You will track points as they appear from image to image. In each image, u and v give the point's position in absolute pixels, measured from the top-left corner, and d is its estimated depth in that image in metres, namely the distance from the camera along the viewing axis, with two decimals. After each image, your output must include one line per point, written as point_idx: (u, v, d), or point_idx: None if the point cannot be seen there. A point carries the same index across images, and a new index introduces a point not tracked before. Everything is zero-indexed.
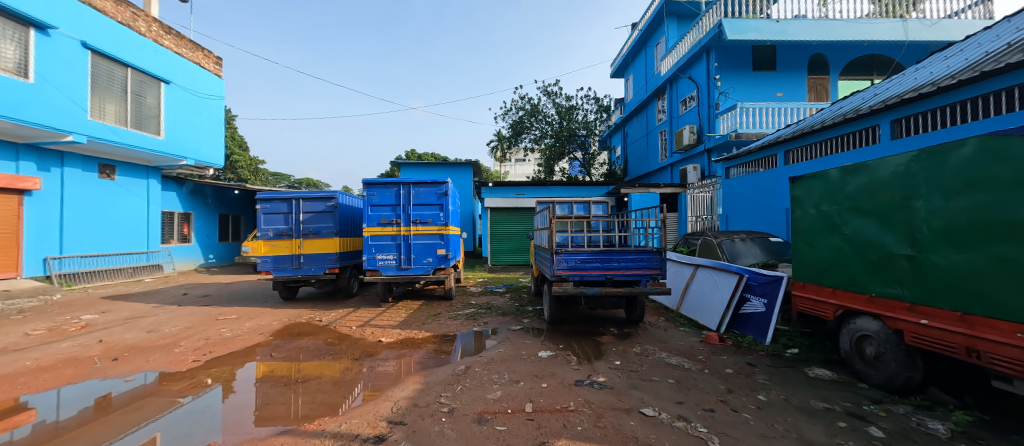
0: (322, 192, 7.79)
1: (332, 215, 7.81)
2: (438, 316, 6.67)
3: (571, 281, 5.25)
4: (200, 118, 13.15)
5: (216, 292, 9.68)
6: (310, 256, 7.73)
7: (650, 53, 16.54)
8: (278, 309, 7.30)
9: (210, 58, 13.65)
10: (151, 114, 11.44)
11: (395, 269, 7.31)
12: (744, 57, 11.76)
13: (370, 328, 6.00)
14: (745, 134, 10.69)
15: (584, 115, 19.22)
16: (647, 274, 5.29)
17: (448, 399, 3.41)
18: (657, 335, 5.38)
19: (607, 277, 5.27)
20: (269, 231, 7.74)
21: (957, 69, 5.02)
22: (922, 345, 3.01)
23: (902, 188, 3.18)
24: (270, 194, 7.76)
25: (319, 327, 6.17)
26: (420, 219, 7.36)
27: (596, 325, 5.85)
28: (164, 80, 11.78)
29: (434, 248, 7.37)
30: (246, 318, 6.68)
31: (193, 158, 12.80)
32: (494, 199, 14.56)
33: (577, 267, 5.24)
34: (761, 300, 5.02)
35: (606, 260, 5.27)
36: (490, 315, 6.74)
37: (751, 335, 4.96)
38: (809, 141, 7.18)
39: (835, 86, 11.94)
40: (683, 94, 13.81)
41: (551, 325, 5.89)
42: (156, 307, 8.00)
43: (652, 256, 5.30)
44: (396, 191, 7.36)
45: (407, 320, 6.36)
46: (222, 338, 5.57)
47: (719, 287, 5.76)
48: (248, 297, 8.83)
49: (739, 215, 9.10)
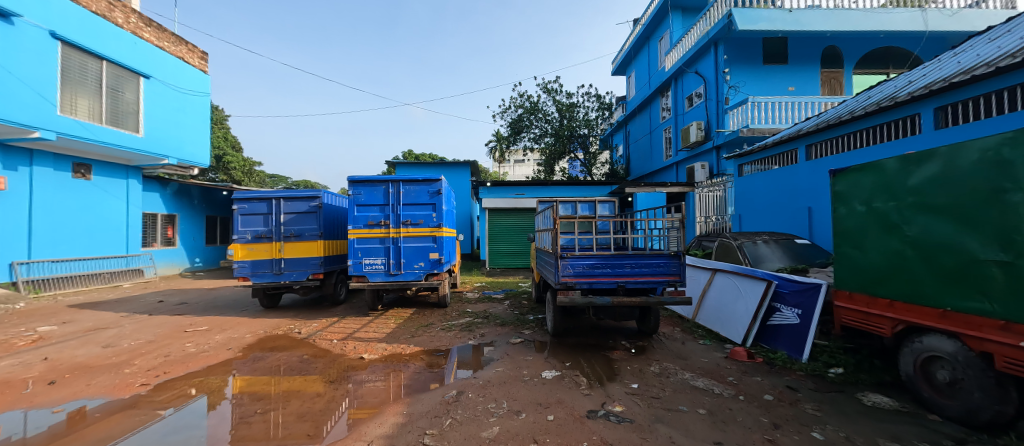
0: (305, 191, 7.18)
1: (316, 216, 7.20)
2: (430, 327, 6.03)
3: (579, 290, 4.62)
4: (183, 115, 12.53)
5: (194, 300, 9.03)
6: (292, 261, 7.11)
7: (654, 48, 16.00)
8: (256, 319, 6.66)
9: (194, 52, 13.05)
10: (129, 110, 10.81)
11: (383, 274, 6.69)
12: (754, 49, 11.21)
13: (353, 342, 5.35)
14: (757, 129, 10.12)
15: (585, 113, 18.64)
16: (665, 281, 4.66)
17: (434, 438, 2.78)
18: (675, 350, 4.76)
19: (619, 285, 4.64)
20: (247, 234, 7.11)
21: (1013, 49, 4.45)
22: (1020, 373, 2.41)
23: (991, 178, 2.59)
24: (248, 193, 7.15)
25: (296, 340, 5.51)
26: (411, 220, 6.75)
27: (605, 337, 5.25)
28: (143, 75, 11.18)
29: (426, 252, 6.76)
30: (218, 330, 6.03)
31: (175, 157, 12.18)
32: (492, 199, 13.95)
33: (585, 273, 4.60)
34: (794, 311, 4.44)
35: (617, 265, 4.63)
36: (487, 326, 6.11)
37: (784, 350, 4.37)
38: (835, 134, 6.55)
39: (849, 80, 11.39)
40: (689, 90, 13.24)
41: (555, 337, 5.29)
42: (124, 316, 7.35)
43: (669, 260, 4.69)
44: (384, 189, 6.74)
45: (395, 333, 5.72)
46: (184, 354, 4.93)
47: (743, 294, 5.17)
48: (226, 305, 8.17)
49: (754, 215, 8.50)
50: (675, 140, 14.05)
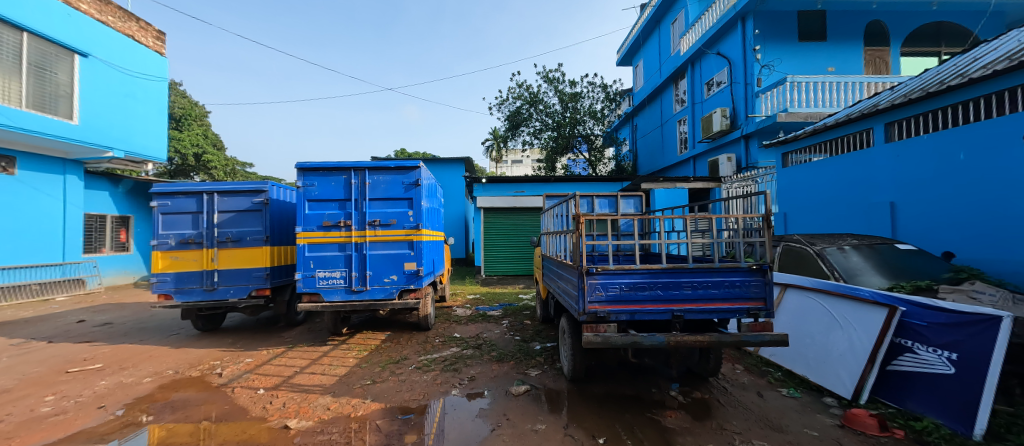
0: (245, 184, 5.59)
1: (261, 215, 5.62)
2: (401, 365, 4.42)
3: (615, 323, 3.07)
4: (135, 103, 10.89)
5: (123, 319, 7.38)
6: (228, 273, 5.52)
7: (666, 32, 14.53)
8: (175, 352, 5.04)
9: (148, 31, 11.46)
10: (59, 93, 9.23)
11: (344, 291, 5.12)
12: (789, 24, 9.80)
13: (287, 390, 3.76)
14: (798, 113, 8.66)
15: (590, 103, 17.07)
16: (743, 308, 3.09)
17: None
18: (757, 411, 3.20)
19: (675, 315, 3.07)
20: (170, 239, 5.52)
21: None
22: None
23: None
24: (172, 186, 5.56)
25: (209, 390, 3.91)
26: (380, 220, 5.19)
27: (644, 383, 3.73)
28: (79, 52, 9.61)
29: (400, 261, 5.20)
30: (110, 371, 4.41)
31: (123, 150, 10.56)
32: (489, 197, 12.33)
33: (624, 297, 3.05)
34: (941, 354, 2.94)
35: (669, 285, 3.07)
36: (478, 362, 4.50)
37: (934, 417, 2.85)
38: (938, 104, 4.91)
39: (896, 60, 9.99)
40: (709, 74, 11.75)
41: (573, 383, 3.77)
42: (13, 345, 5.70)
43: (749, 277, 3.11)
44: (345, 180, 5.18)
45: (352, 375, 4.10)
46: (28, 418, 3.31)
47: (839, 323, 3.64)
48: (154, 329, 6.50)
49: (805, 214, 7.03)
50: (692, 131, 12.58)
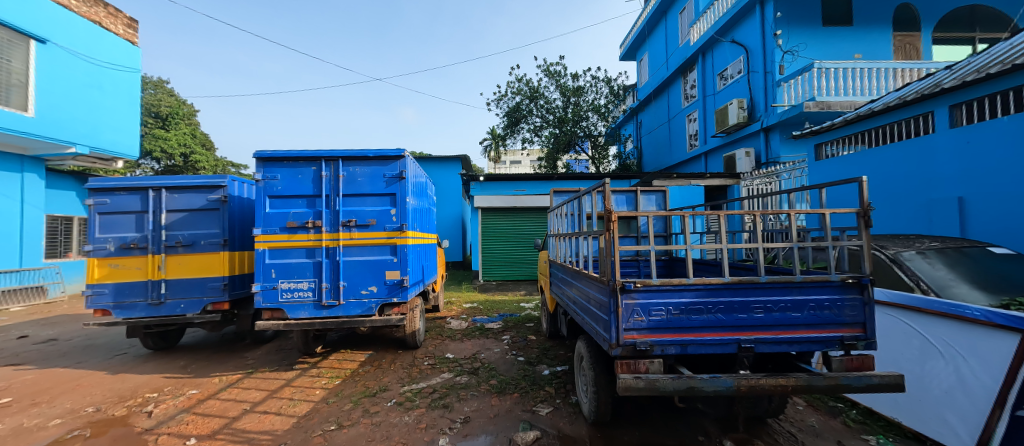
0: (199, 178, 4.74)
1: (218, 215, 4.78)
2: (378, 399, 3.57)
3: (660, 359, 2.24)
4: (101, 95, 10.02)
5: (70, 335, 6.46)
6: (178, 283, 4.66)
7: (673, 23, 13.78)
8: (109, 381, 4.18)
9: (117, 18, 10.63)
10: (12, 82, 8.33)
11: (312, 307, 4.26)
12: (812, 6, 9.01)
13: (225, 439, 2.90)
14: (827, 103, 7.90)
15: (593, 98, 16.29)
16: (834, 337, 2.25)
17: None
18: None
19: (741, 347, 2.24)
20: (108, 244, 4.66)
21: None
22: None
23: None
24: (111, 181, 4.70)
25: (127, 436, 3.04)
26: (356, 219, 4.35)
27: (685, 430, 2.90)
28: (36, 38, 8.74)
29: (380, 269, 4.36)
30: (16, 409, 3.54)
31: (88, 145, 9.69)
32: (487, 197, 11.48)
33: (671, 322, 2.22)
34: None
35: (734, 307, 2.24)
36: (474, 395, 3.64)
37: None
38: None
39: (927, 46, 9.23)
40: (722, 64, 10.98)
41: (594, 426, 2.94)
42: None
43: (841, 295, 2.28)
44: (314, 173, 4.34)
45: (314, 415, 3.26)
46: None
47: (939, 351, 2.78)
48: (99, 348, 5.58)
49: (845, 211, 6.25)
50: (704, 126, 11.79)
